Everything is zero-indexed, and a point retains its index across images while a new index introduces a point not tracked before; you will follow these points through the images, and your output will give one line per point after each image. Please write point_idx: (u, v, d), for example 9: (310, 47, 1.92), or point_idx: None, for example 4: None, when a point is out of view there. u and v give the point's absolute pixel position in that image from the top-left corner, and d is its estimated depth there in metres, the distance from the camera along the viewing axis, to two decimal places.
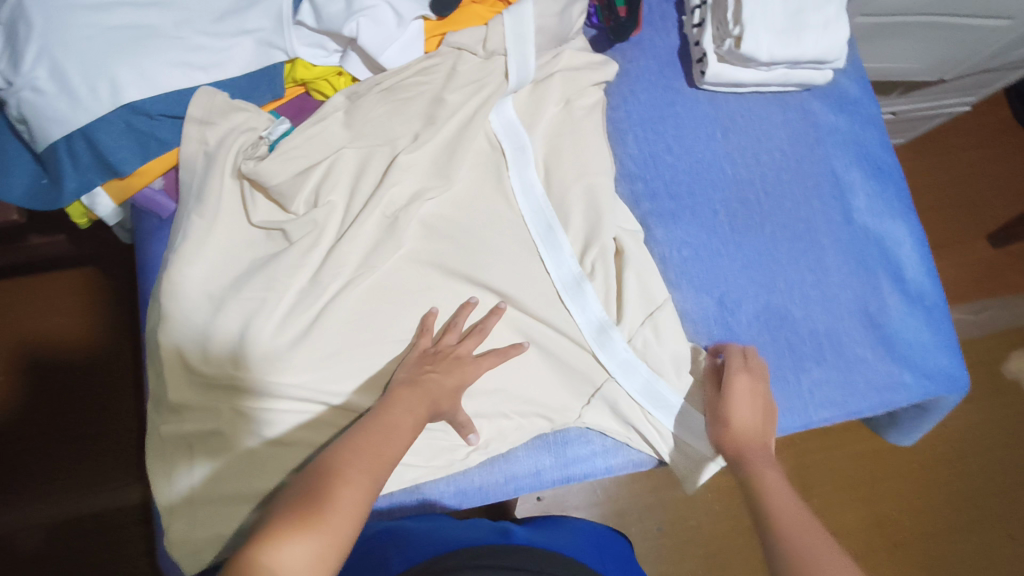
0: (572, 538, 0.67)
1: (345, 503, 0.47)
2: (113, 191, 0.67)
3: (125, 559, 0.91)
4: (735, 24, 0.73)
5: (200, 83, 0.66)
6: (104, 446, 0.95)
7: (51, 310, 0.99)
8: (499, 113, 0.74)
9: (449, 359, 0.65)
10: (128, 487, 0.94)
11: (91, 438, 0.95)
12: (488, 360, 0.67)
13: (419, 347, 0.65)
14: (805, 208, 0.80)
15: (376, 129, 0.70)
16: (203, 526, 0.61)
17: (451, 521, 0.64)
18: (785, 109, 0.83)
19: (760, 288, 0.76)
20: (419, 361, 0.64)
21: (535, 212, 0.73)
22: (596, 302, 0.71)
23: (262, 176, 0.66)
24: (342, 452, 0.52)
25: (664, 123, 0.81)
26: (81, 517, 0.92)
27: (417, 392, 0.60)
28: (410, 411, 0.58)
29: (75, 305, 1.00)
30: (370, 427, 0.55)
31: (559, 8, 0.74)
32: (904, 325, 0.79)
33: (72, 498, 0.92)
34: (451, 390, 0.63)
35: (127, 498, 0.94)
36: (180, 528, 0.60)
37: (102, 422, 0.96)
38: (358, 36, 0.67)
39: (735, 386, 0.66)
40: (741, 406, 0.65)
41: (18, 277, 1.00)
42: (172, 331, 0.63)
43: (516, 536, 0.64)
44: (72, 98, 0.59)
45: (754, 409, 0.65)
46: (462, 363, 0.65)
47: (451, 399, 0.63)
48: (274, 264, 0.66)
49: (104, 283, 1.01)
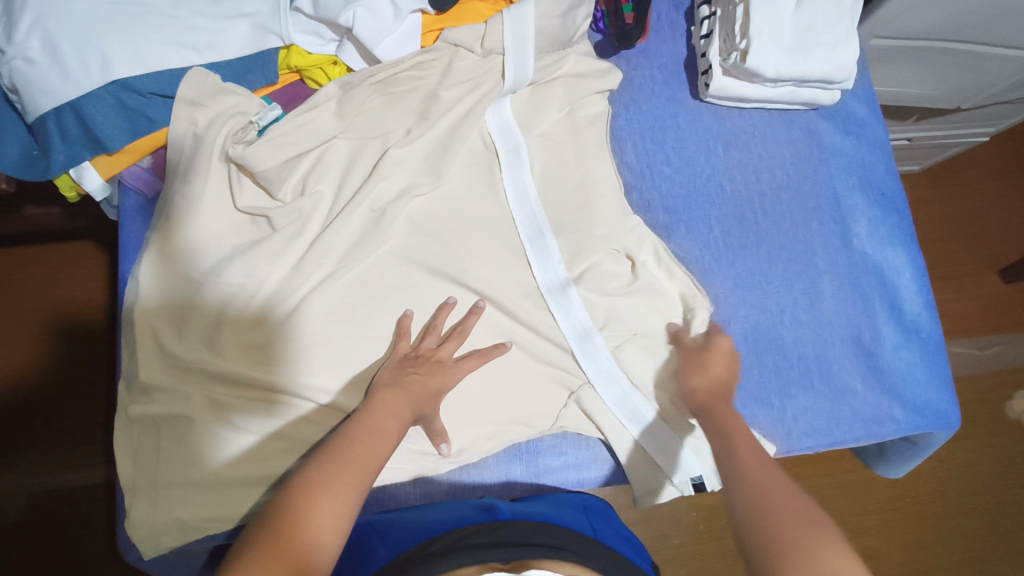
0: (556, 505, 0.64)
1: (321, 522, 0.46)
2: (101, 166, 0.66)
3: (88, 538, 0.91)
4: (742, 37, 0.72)
5: (194, 63, 0.65)
6: (79, 421, 0.95)
7: (46, 282, 1.00)
8: (494, 113, 0.73)
9: (429, 362, 0.63)
10: (96, 464, 0.94)
11: (64, 413, 0.95)
12: (469, 362, 0.65)
13: (398, 352, 0.64)
14: (804, 230, 0.78)
15: (369, 121, 0.69)
16: (164, 510, 0.59)
17: (420, 510, 0.63)
18: (791, 128, 0.82)
19: (751, 308, 0.75)
20: (399, 364, 0.63)
21: (525, 216, 0.72)
22: (580, 308, 0.71)
23: (249, 161, 0.65)
24: (324, 463, 0.50)
25: (664, 134, 0.79)
26: (51, 491, 0.92)
27: (400, 395, 0.59)
28: (393, 416, 0.57)
29: (78, 278, 1.00)
30: (357, 431, 0.54)
31: (560, 10, 0.73)
32: (897, 357, 0.77)
33: (43, 471, 0.92)
34: (434, 394, 0.62)
35: (96, 475, 0.93)
36: (141, 508, 0.59)
37: (80, 398, 0.96)
38: (354, 26, 0.66)
39: (714, 343, 0.69)
40: (718, 363, 0.68)
41: (18, 246, 1.00)
42: (149, 309, 0.64)
43: (501, 510, 0.61)
44: (62, 71, 0.59)
45: (728, 369, 0.68)
46: (445, 369, 0.63)
47: (431, 403, 0.61)
48: (257, 248, 0.65)
49: (102, 256, 1.02)
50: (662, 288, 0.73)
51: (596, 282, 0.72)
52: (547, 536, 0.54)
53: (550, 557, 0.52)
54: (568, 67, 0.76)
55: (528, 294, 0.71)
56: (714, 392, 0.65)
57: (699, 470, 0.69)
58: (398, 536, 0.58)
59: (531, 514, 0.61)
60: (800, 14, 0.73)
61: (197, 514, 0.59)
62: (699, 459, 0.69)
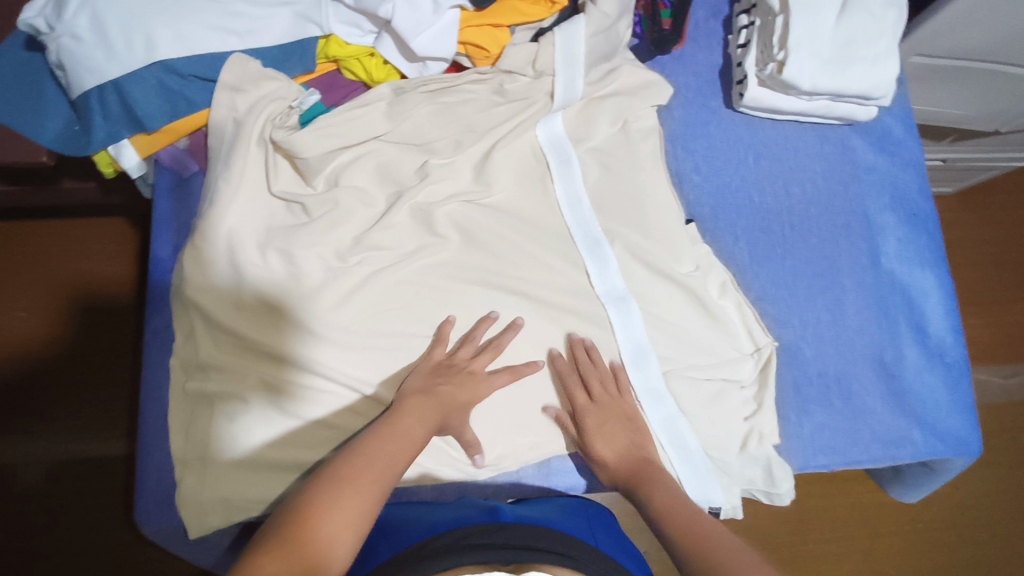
0: (557, 511, 0.64)
1: (345, 516, 0.47)
2: (138, 145, 0.68)
3: (105, 509, 0.93)
4: (780, 49, 0.71)
5: (234, 49, 0.67)
6: (104, 393, 0.97)
7: (78, 255, 1.02)
8: (546, 127, 0.73)
9: (462, 372, 0.64)
10: (117, 437, 0.96)
11: (90, 384, 0.97)
12: (501, 377, 0.65)
13: (433, 358, 0.64)
14: (832, 246, 0.77)
15: (414, 129, 0.71)
16: (212, 487, 0.60)
17: (425, 508, 0.63)
18: (824, 142, 0.81)
19: (772, 322, 0.74)
20: (431, 371, 0.63)
21: (582, 227, 0.72)
22: (639, 323, 0.70)
23: (295, 146, 0.66)
24: (351, 458, 0.52)
25: (695, 142, 0.79)
26: (72, 461, 0.94)
27: (428, 402, 0.60)
28: (421, 422, 0.58)
29: (112, 255, 1.03)
30: (384, 430, 0.55)
31: (608, 23, 0.72)
32: (920, 380, 0.75)
33: (63, 439, 0.95)
34: (463, 409, 0.62)
35: (117, 448, 0.95)
36: (190, 484, 0.60)
37: (105, 370, 0.98)
38: (392, 18, 0.65)
39: (591, 424, 0.64)
40: (609, 441, 0.64)
41: (54, 219, 1.03)
42: (200, 288, 0.64)
43: (502, 514, 0.61)
44: (108, 50, 0.62)
45: (610, 443, 0.64)
46: (478, 381, 0.64)
47: (461, 419, 0.62)
48: (293, 235, 0.67)
49: (134, 234, 1.04)
50: (698, 295, 0.72)
51: (649, 295, 0.72)
52: (549, 542, 0.54)
53: (552, 562, 0.52)
54: (621, 79, 0.75)
55: (551, 294, 0.71)
56: (628, 474, 0.62)
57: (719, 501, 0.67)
58: (404, 532, 0.58)
59: (534, 519, 0.61)
60: (841, 27, 0.72)
61: (243, 494, 0.61)
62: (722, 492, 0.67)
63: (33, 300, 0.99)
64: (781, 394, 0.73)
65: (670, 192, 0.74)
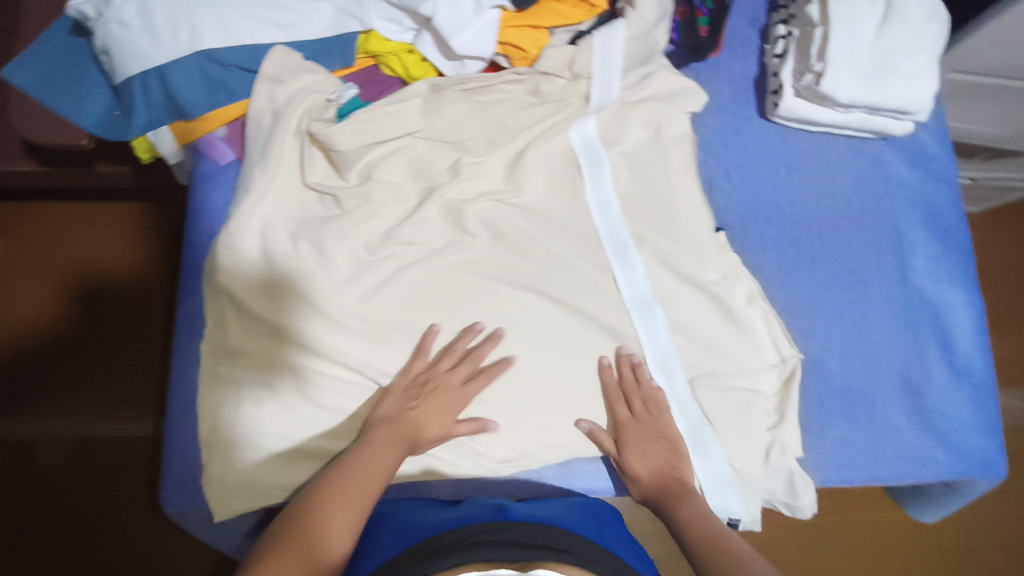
0: (567, 510, 0.64)
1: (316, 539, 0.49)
2: (176, 131, 0.70)
3: (129, 489, 0.94)
4: (818, 60, 0.71)
5: (276, 41, 0.68)
6: (133, 374, 0.99)
7: (99, 238, 1.03)
8: (579, 130, 0.73)
9: (436, 389, 0.64)
10: (144, 418, 0.97)
11: (120, 365, 0.99)
12: (478, 383, 0.65)
13: (407, 377, 0.65)
14: (861, 260, 0.77)
15: (450, 127, 0.71)
16: (236, 470, 0.61)
17: (432, 508, 0.63)
18: (857, 155, 0.80)
19: (798, 333, 0.74)
20: (404, 392, 0.64)
21: (611, 231, 0.72)
22: (664, 330, 0.71)
23: (331, 138, 0.68)
24: (325, 487, 0.53)
25: (727, 150, 0.79)
26: (99, 440, 0.96)
27: (397, 429, 0.61)
28: (391, 447, 0.59)
29: (140, 240, 1.04)
30: (357, 456, 0.57)
31: (645, 28, 0.72)
32: (946, 399, 0.75)
33: (93, 418, 0.97)
34: (435, 427, 0.63)
35: (143, 429, 0.97)
36: (216, 467, 0.61)
37: (135, 351, 1.00)
38: (433, 16, 0.66)
39: (628, 439, 0.66)
40: (644, 459, 0.65)
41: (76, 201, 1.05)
42: (231, 275, 0.65)
43: (510, 511, 0.61)
44: (153, 37, 0.63)
45: (645, 461, 0.65)
46: (454, 398, 0.64)
47: (433, 436, 0.63)
48: (325, 228, 0.67)
49: (152, 217, 1.05)
50: (725, 304, 0.72)
51: (676, 302, 0.72)
52: (552, 539, 0.54)
53: (557, 560, 0.52)
54: (657, 86, 0.75)
55: (576, 297, 0.71)
56: (657, 496, 0.63)
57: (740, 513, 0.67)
58: (420, 521, 0.59)
59: (541, 518, 0.60)
60: (880, 41, 0.72)
61: (266, 479, 0.62)
62: (744, 504, 0.67)
63: (65, 280, 1.01)
64: (806, 407, 0.72)
65: (702, 199, 0.74)
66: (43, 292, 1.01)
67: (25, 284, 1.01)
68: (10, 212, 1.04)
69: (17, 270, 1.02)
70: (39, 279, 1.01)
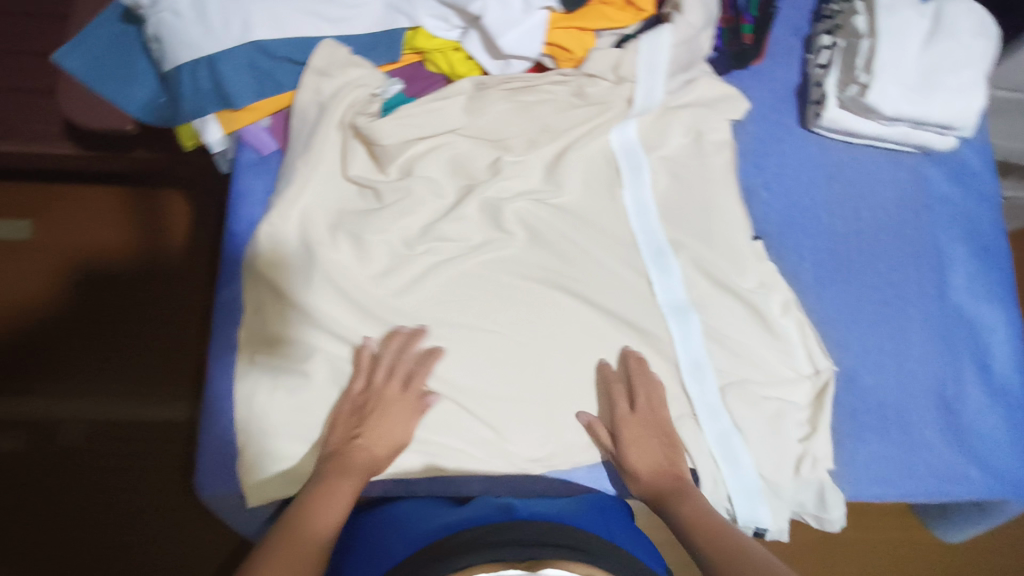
0: (576, 508, 0.63)
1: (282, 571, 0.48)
2: (225, 121, 0.70)
3: (166, 471, 0.98)
4: (864, 71, 0.71)
5: (325, 34, 0.69)
6: (171, 360, 1.02)
7: (92, 221, 1.05)
8: (620, 133, 0.73)
9: (376, 405, 0.62)
10: (179, 404, 1.00)
11: (159, 350, 1.02)
12: (416, 380, 0.64)
13: (347, 402, 0.63)
14: (898, 274, 0.76)
15: (492, 125, 0.71)
16: (271, 456, 0.62)
17: (441, 509, 0.62)
18: (897, 168, 0.80)
19: (832, 345, 0.74)
20: (347, 419, 0.62)
21: (647, 234, 0.73)
22: (698, 336, 0.71)
23: (375, 133, 0.68)
24: (279, 535, 0.52)
25: (767, 158, 0.78)
26: (137, 423, 0.99)
27: (344, 461, 0.59)
28: (343, 478, 0.58)
29: (169, 222, 1.05)
30: (308, 500, 0.56)
31: (691, 33, 0.72)
32: (980, 417, 0.74)
33: (131, 402, 1.00)
34: (384, 442, 0.61)
35: (178, 414, 1.00)
36: (252, 451, 0.62)
37: (176, 338, 1.03)
38: (483, 15, 0.67)
39: (626, 433, 0.64)
40: (642, 453, 0.63)
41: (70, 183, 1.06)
42: (274, 264, 0.66)
43: (519, 510, 0.60)
44: (205, 27, 0.64)
45: (645, 454, 0.63)
46: (398, 406, 0.63)
47: (385, 455, 0.61)
48: (366, 220, 0.68)
49: (145, 200, 1.06)
50: (761, 313, 0.71)
51: (712, 309, 0.72)
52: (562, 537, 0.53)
53: (569, 559, 0.51)
54: (700, 91, 0.75)
55: (612, 300, 0.71)
56: (659, 487, 0.61)
57: (767, 523, 0.67)
58: (427, 525, 0.58)
59: (550, 516, 0.59)
60: (927, 55, 0.71)
61: (301, 469, 0.63)
62: (772, 514, 0.67)
63: (89, 264, 1.03)
64: (838, 421, 0.72)
65: (740, 206, 0.74)
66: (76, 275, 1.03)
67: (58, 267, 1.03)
68: (35, 195, 1.06)
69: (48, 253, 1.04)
70: (70, 262, 1.03)
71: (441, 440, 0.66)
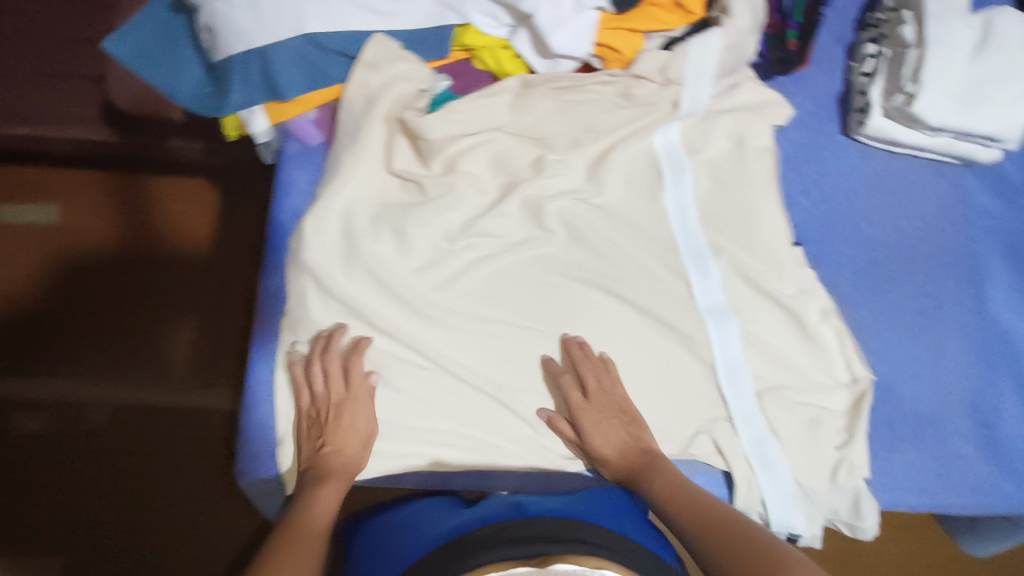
0: (588, 502, 0.62)
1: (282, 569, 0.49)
2: (272, 112, 0.71)
3: (209, 458, 0.99)
4: (911, 81, 0.71)
5: (376, 28, 0.70)
6: (217, 348, 1.04)
7: (68, 208, 1.05)
8: (663, 135, 0.73)
9: (331, 403, 0.62)
10: (222, 392, 1.02)
11: (205, 339, 1.04)
12: (354, 365, 0.64)
13: (305, 412, 0.63)
14: (936, 285, 0.76)
15: (537, 124, 0.72)
16: None
17: (458, 510, 0.63)
18: (937, 179, 0.80)
19: (870, 353, 0.73)
20: (309, 429, 0.63)
21: (687, 237, 0.73)
22: (737, 341, 0.70)
23: (422, 127, 0.68)
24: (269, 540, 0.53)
25: (808, 165, 0.78)
26: (182, 410, 1.00)
27: (317, 472, 0.60)
28: (318, 485, 0.58)
29: (171, 204, 1.06)
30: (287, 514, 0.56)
31: (739, 38, 0.73)
32: (1017, 431, 0.73)
33: (177, 389, 1.01)
34: (346, 430, 0.62)
35: (221, 403, 1.01)
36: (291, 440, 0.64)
37: (223, 328, 1.05)
38: (534, 14, 0.67)
39: (585, 421, 0.64)
40: (605, 437, 0.64)
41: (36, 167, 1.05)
42: (317, 253, 0.66)
43: (526, 508, 0.60)
44: (257, 17, 0.65)
45: (606, 439, 0.64)
46: (350, 397, 0.63)
47: (359, 448, 0.62)
48: (410, 214, 0.68)
49: (116, 184, 1.05)
50: (800, 319, 0.71)
51: (751, 315, 0.72)
52: (571, 531, 0.52)
53: (581, 552, 0.51)
54: (743, 96, 0.76)
55: (650, 302, 0.71)
56: (630, 469, 0.62)
57: (801, 529, 0.66)
58: (440, 525, 0.59)
59: (558, 511, 0.59)
60: (973, 67, 0.72)
61: None
62: (807, 521, 0.66)
63: (68, 253, 1.04)
64: (875, 431, 0.71)
65: (781, 212, 0.74)
66: (81, 260, 1.03)
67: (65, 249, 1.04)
68: (27, 179, 1.05)
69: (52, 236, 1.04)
70: (50, 251, 1.04)
71: (480, 435, 0.66)
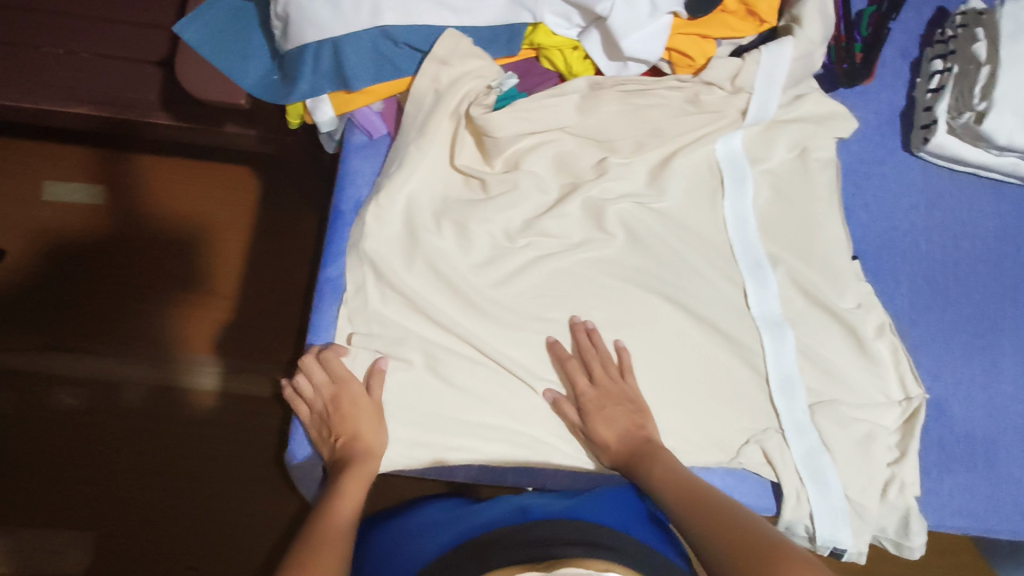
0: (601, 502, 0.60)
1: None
2: (337, 100, 0.71)
3: (257, 445, 1.00)
4: (981, 99, 0.71)
5: (449, 24, 0.70)
6: (270, 335, 1.05)
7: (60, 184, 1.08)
8: (726, 142, 0.73)
9: (335, 395, 0.62)
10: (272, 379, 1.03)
11: (257, 325, 1.05)
12: (336, 365, 0.63)
13: (313, 416, 0.64)
14: (994, 306, 0.75)
15: (602, 126, 0.73)
16: None
17: (481, 510, 0.62)
18: (999, 199, 0.79)
19: (925, 371, 0.73)
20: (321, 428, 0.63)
21: (745, 246, 0.73)
22: (792, 353, 0.70)
23: (490, 125, 0.68)
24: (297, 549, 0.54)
25: (868, 179, 0.78)
26: (231, 396, 1.01)
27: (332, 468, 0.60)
28: (332, 480, 0.59)
29: (163, 181, 1.09)
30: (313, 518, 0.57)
31: (809, 49, 0.72)
32: None
33: (231, 374, 1.02)
34: (353, 415, 0.61)
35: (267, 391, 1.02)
36: None
37: (279, 316, 1.05)
38: (609, 16, 0.68)
39: (591, 409, 0.64)
40: (608, 424, 0.64)
41: (25, 143, 1.09)
42: (378, 245, 0.67)
43: (533, 511, 0.59)
44: (335, 7, 0.65)
45: (608, 426, 0.64)
46: (346, 390, 0.62)
47: (373, 427, 0.62)
48: (473, 210, 0.69)
49: (104, 159, 1.09)
50: (857, 333, 0.71)
51: (809, 328, 0.72)
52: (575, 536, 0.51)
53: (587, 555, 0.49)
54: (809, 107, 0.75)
55: (705, 308, 0.71)
56: (630, 458, 0.62)
57: (847, 544, 0.64)
58: (462, 526, 0.59)
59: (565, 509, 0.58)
60: None
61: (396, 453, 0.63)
62: (853, 536, 0.64)
63: (64, 228, 1.06)
64: (926, 450, 0.71)
65: (841, 226, 0.73)
66: (76, 233, 1.06)
67: (69, 228, 1.06)
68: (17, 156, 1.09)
69: (49, 215, 1.07)
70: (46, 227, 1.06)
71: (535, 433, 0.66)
